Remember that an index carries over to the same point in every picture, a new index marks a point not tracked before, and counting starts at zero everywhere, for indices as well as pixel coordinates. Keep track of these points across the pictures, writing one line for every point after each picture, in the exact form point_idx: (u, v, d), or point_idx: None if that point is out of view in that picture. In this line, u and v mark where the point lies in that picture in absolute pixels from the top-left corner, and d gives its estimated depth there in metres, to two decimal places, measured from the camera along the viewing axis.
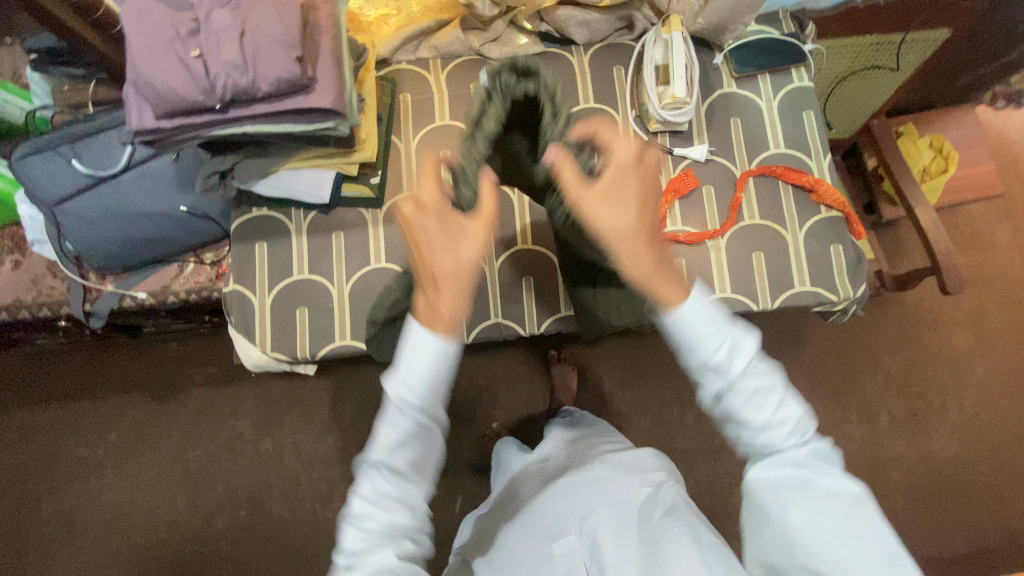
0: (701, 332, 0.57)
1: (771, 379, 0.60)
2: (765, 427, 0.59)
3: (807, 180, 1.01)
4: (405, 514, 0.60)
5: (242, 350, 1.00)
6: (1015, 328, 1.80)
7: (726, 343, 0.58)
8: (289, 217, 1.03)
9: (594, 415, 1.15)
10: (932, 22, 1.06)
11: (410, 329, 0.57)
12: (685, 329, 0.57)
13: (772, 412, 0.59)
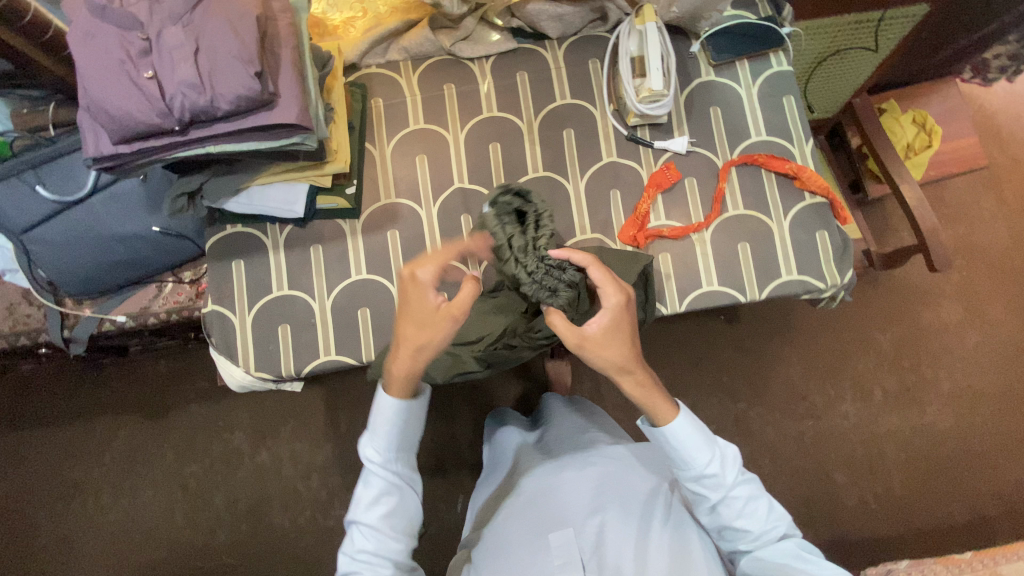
0: (695, 446, 0.78)
1: (749, 482, 0.79)
2: (752, 523, 0.77)
3: (789, 168, 1.00)
4: (388, 499, 0.79)
5: (225, 371, 0.98)
6: (1004, 298, 1.81)
7: (717, 458, 0.78)
8: (265, 233, 1.00)
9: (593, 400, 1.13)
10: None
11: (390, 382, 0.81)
12: (682, 442, 0.78)
13: (754, 509, 0.78)
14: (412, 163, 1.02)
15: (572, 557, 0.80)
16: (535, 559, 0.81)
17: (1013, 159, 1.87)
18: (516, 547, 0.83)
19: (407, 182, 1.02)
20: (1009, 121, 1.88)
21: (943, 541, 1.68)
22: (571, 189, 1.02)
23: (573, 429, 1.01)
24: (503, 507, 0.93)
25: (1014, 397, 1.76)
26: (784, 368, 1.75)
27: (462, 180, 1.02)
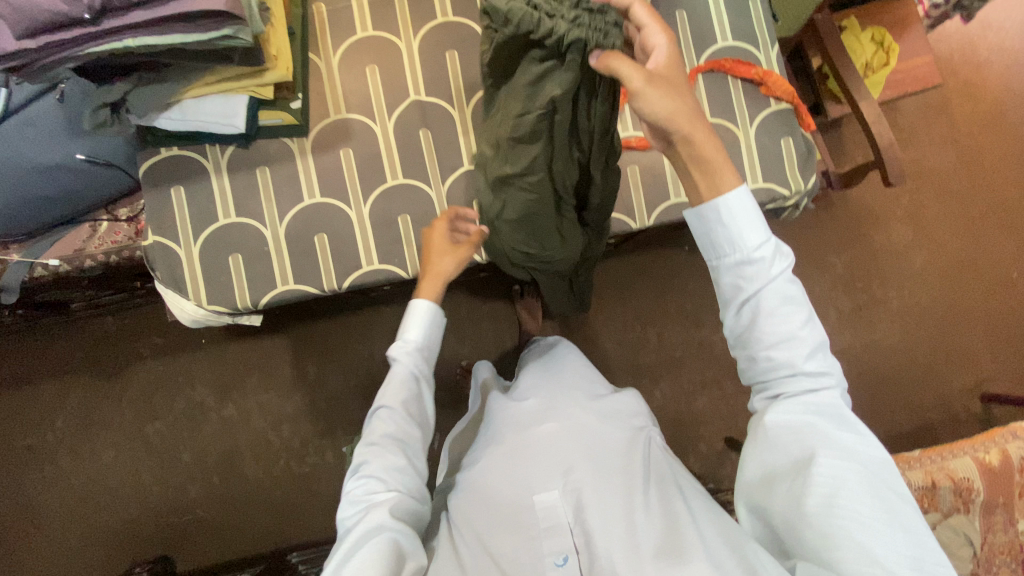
0: (742, 221, 0.58)
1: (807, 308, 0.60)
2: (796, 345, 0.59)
3: (755, 73, 0.98)
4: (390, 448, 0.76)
5: (174, 307, 0.92)
6: (949, 219, 1.90)
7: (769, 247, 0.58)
8: (206, 156, 0.93)
9: (570, 346, 1.15)
10: None
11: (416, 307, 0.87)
12: (726, 212, 0.58)
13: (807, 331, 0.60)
14: (363, 75, 0.96)
15: (558, 520, 0.81)
16: (520, 518, 0.83)
17: (963, 82, 1.91)
18: (503, 508, 0.85)
19: (359, 96, 0.95)
20: (958, 44, 1.91)
21: (888, 445, 1.83)
22: None
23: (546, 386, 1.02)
24: (483, 455, 0.94)
25: (956, 311, 1.89)
26: None
27: (418, 93, 0.96)
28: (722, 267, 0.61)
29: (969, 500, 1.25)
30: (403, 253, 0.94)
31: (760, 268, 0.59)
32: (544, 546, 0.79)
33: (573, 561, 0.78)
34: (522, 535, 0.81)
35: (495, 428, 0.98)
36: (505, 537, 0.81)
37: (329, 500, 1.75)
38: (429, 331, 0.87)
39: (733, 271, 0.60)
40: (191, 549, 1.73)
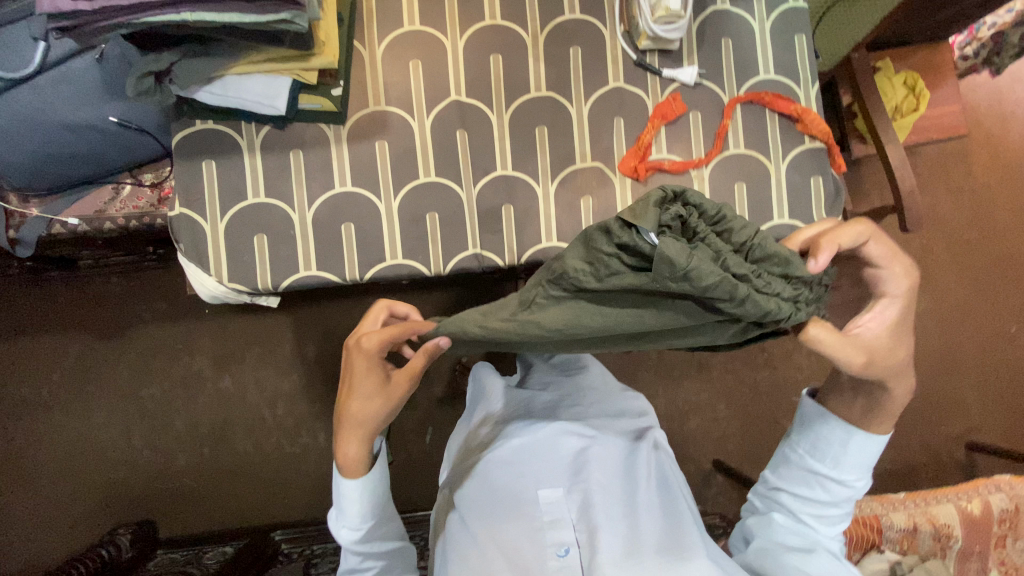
0: (836, 439, 0.74)
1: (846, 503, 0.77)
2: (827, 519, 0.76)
3: (794, 109, 0.98)
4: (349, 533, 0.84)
5: (194, 281, 0.91)
6: (956, 267, 1.92)
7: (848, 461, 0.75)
8: (240, 132, 0.92)
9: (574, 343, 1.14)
10: None
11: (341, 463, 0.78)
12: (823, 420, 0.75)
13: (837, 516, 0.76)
14: (406, 69, 0.96)
15: (561, 514, 0.82)
16: (523, 512, 0.83)
17: (985, 134, 1.93)
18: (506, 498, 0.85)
19: (399, 89, 0.95)
20: (985, 96, 1.93)
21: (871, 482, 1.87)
22: (574, 113, 0.98)
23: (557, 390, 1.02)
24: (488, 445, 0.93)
25: (950, 359, 1.92)
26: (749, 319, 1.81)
27: (458, 93, 0.96)
28: (799, 454, 0.77)
29: (947, 547, 1.27)
30: (428, 250, 0.95)
31: (838, 443, 0.74)
32: (548, 538, 0.80)
33: (576, 553, 0.79)
34: (529, 524, 0.81)
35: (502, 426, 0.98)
36: (512, 525, 0.81)
37: (316, 482, 1.76)
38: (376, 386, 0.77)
39: (812, 430, 0.76)
40: (174, 516, 1.73)
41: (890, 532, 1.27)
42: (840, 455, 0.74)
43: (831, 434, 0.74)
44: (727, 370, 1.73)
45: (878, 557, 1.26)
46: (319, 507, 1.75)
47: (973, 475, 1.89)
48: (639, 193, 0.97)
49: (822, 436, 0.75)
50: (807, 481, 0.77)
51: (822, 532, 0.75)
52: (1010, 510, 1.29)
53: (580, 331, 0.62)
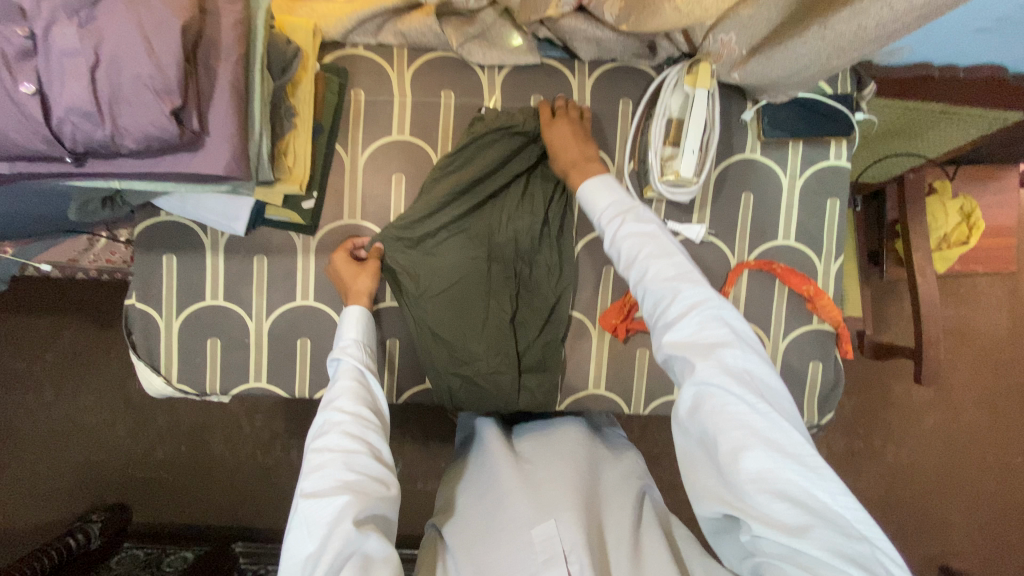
0: None
1: None
2: None
3: (807, 289, 0.87)
4: (343, 438, 0.66)
5: (143, 378, 0.89)
6: (972, 388, 1.82)
7: None
8: (204, 229, 0.88)
9: None
10: (990, 100, 0.91)
11: (347, 320, 0.78)
12: None
13: None
14: (388, 181, 0.88)
15: (556, 550, 0.67)
16: (515, 550, 0.69)
17: None
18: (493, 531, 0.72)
19: (377, 204, 0.88)
20: None
21: None
22: (557, 251, 0.88)
23: (548, 425, 0.91)
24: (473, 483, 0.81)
25: (947, 482, 1.83)
26: None
27: None
28: None
29: None
30: (384, 377, 0.90)
31: (665, 256, 0.65)
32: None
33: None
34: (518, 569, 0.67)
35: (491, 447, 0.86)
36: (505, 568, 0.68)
37: (285, 494, 1.80)
38: (367, 327, 0.78)
39: (655, 311, 0.65)
40: (148, 504, 1.81)
41: None
42: (687, 277, 0.64)
43: (657, 268, 0.64)
44: None
45: None
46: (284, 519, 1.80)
47: None
48: (618, 350, 0.90)
49: (657, 288, 0.64)
50: (725, 415, 0.57)
51: (799, 482, 0.55)
52: None
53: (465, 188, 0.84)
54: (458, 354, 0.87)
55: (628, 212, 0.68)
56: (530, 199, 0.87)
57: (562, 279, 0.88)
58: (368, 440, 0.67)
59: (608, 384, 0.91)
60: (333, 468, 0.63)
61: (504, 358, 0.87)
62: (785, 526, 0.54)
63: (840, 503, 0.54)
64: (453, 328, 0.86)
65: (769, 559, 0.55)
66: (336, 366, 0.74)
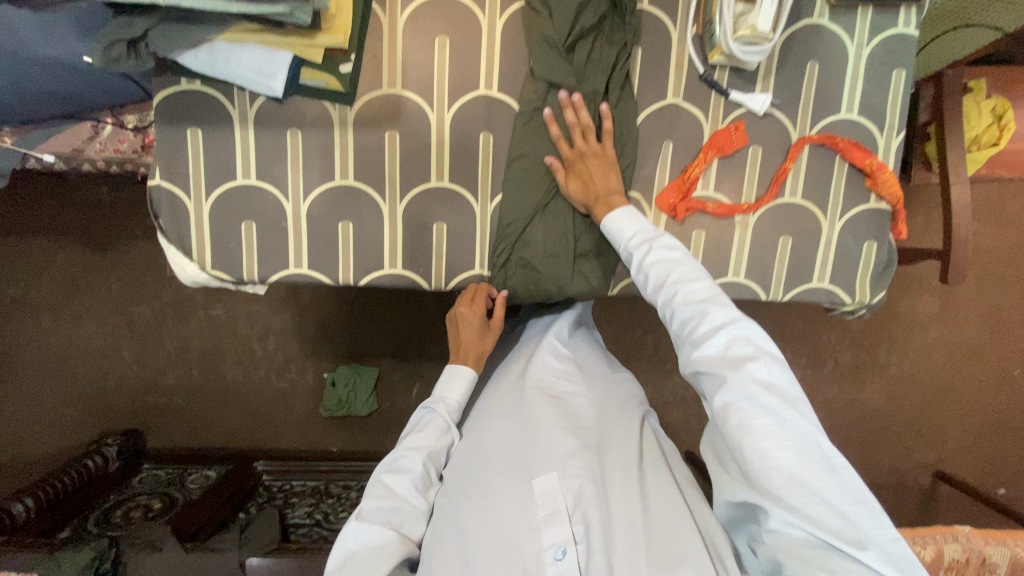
0: None
1: None
2: None
3: (869, 163, 0.85)
4: (405, 492, 0.79)
5: (175, 264, 0.83)
6: (981, 302, 1.85)
7: None
8: (232, 101, 0.80)
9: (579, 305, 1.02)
10: None
11: (453, 371, 0.88)
12: None
13: None
14: (430, 46, 0.80)
15: (557, 507, 0.72)
16: (519, 504, 0.73)
17: None
18: (500, 477, 0.76)
19: (419, 72, 0.81)
20: None
21: None
22: (614, 125, 0.83)
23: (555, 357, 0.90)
24: (479, 429, 0.84)
25: (946, 392, 1.91)
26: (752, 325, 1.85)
27: (489, 87, 0.81)
28: None
29: None
30: (430, 263, 0.86)
31: (695, 285, 0.72)
32: (542, 538, 0.70)
33: (573, 555, 0.68)
34: (521, 524, 0.71)
35: (498, 391, 0.88)
36: (508, 524, 0.72)
37: (302, 418, 1.79)
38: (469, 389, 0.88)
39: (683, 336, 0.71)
40: (161, 431, 1.78)
41: None
42: (711, 302, 0.70)
43: (689, 296, 0.71)
44: None
45: None
46: (302, 441, 1.80)
47: (932, 501, 1.95)
48: (673, 232, 0.87)
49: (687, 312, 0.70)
50: (749, 419, 0.62)
51: (822, 483, 0.58)
52: (960, 559, 1.41)
53: (533, 47, 0.79)
54: (516, 232, 0.84)
55: (657, 242, 0.76)
56: (597, 62, 0.81)
57: (620, 155, 0.83)
58: (425, 490, 0.81)
59: None
60: (385, 514, 0.77)
61: (561, 242, 0.85)
62: (808, 518, 0.58)
63: (856, 509, 0.58)
64: (510, 204, 0.83)
65: (786, 548, 0.60)
66: (426, 412, 0.87)
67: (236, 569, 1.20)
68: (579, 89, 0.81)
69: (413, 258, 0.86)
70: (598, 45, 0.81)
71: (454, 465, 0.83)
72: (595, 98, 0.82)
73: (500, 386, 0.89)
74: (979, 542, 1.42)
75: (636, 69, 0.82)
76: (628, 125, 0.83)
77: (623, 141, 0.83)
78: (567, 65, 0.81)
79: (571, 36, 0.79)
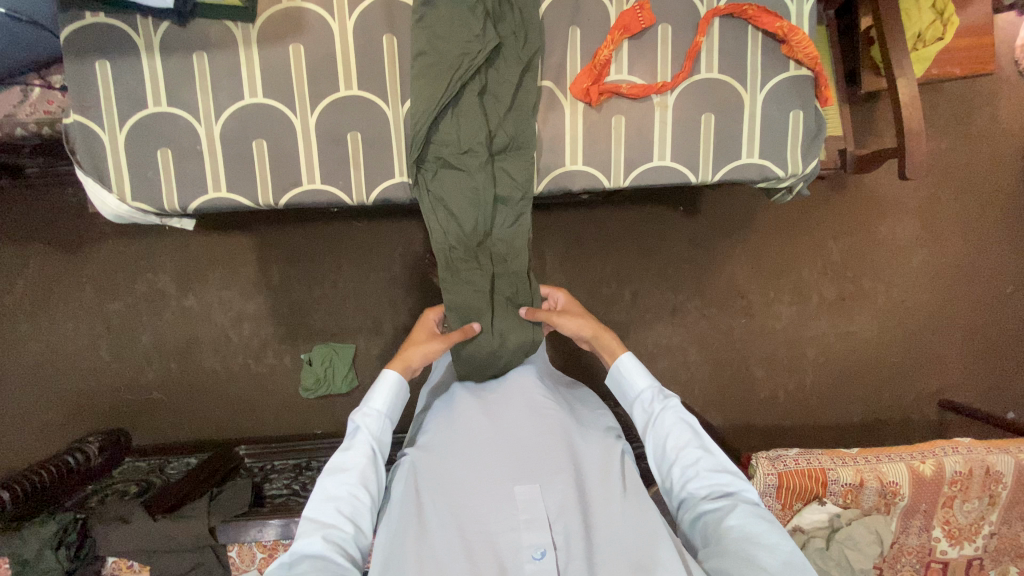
0: None
1: None
2: None
3: (779, 27, 0.84)
4: (337, 521, 0.70)
5: (96, 199, 0.84)
6: (963, 220, 1.77)
7: None
8: (135, 29, 0.81)
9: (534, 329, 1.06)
10: None
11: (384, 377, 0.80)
12: None
13: None
14: None
15: (541, 513, 0.71)
16: (499, 507, 0.72)
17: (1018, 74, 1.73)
18: (480, 481, 0.74)
19: None
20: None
21: (834, 434, 1.84)
22: (518, 13, 0.83)
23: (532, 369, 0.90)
24: (451, 429, 0.81)
25: (939, 318, 1.82)
26: (731, 265, 1.75)
27: None
28: None
29: (891, 502, 1.33)
30: (349, 175, 0.85)
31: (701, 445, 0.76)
32: (523, 540, 0.70)
33: (552, 557, 0.69)
34: (500, 524, 0.71)
35: (477, 398, 0.85)
36: (485, 524, 0.71)
37: (283, 402, 1.77)
38: (396, 399, 0.80)
39: (694, 488, 0.74)
40: (145, 428, 1.77)
41: (835, 485, 1.32)
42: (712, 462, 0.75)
43: (699, 459, 0.75)
44: (702, 315, 1.77)
45: (819, 508, 1.32)
46: (285, 425, 1.78)
47: (942, 432, 1.86)
48: (592, 120, 0.86)
49: (700, 474, 0.74)
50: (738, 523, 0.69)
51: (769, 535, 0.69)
52: (964, 471, 1.33)
53: None
54: (428, 134, 0.83)
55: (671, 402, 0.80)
56: None
57: (527, 41, 0.82)
58: (359, 516, 0.72)
59: (585, 161, 0.87)
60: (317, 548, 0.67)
61: (477, 135, 0.83)
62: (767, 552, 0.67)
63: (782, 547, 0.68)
64: (418, 102, 0.81)
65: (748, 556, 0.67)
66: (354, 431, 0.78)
67: (206, 536, 1.18)
68: None
69: (332, 172, 0.85)
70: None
71: (423, 460, 0.78)
72: None
73: (478, 396, 0.85)
74: (981, 451, 1.35)
75: None
76: (528, 10, 0.82)
77: (526, 26, 0.82)
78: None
79: None
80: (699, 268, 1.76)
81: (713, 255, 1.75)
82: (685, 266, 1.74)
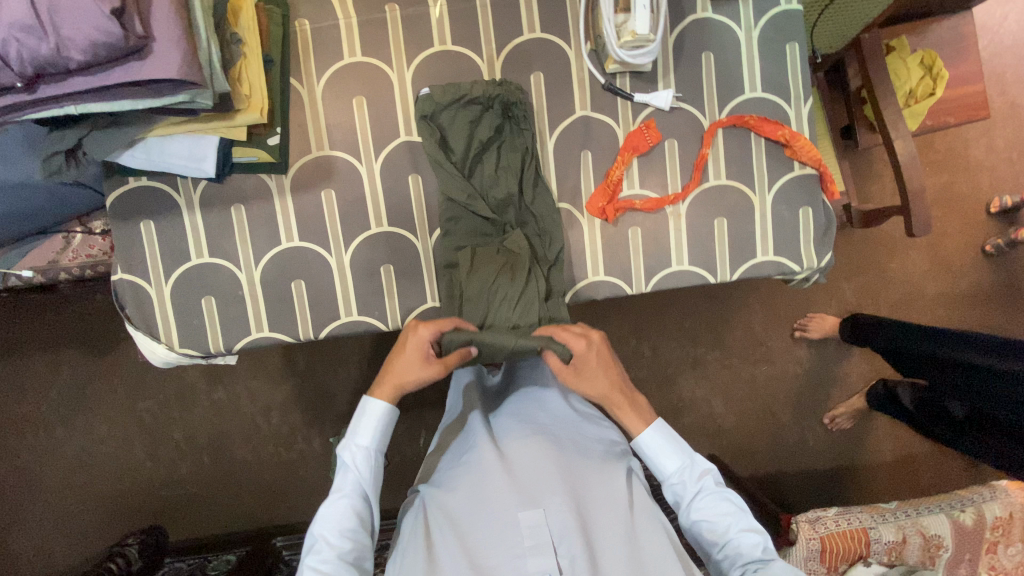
0: None
1: None
2: None
3: (781, 134, 0.88)
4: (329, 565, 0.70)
5: (145, 349, 0.89)
6: (973, 250, 1.77)
7: None
8: (176, 189, 0.86)
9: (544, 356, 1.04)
10: None
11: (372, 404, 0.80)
12: None
13: None
14: (348, 106, 0.86)
15: (545, 538, 0.70)
16: (504, 534, 0.71)
17: (1010, 103, 1.76)
18: (483, 508, 0.74)
19: (343, 131, 0.86)
20: (1010, 62, 1.75)
21: (868, 475, 1.81)
22: (537, 220, 0.89)
23: (536, 405, 0.90)
24: (458, 468, 0.81)
25: None
26: (746, 315, 1.77)
27: (409, 133, 0.87)
28: None
29: (936, 555, 1.32)
30: (383, 304, 0.89)
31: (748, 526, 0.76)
32: (528, 566, 0.69)
33: None
34: (506, 553, 0.70)
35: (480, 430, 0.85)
36: (492, 550, 0.70)
37: (314, 487, 1.78)
38: (381, 429, 0.80)
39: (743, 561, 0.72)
40: (181, 524, 1.78)
41: (877, 544, 1.30)
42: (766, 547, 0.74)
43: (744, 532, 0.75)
44: (723, 366, 1.78)
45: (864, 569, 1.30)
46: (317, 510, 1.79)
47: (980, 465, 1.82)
48: (609, 235, 0.90)
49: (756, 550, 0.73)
50: None
51: None
52: (1005, 517, 1.33)
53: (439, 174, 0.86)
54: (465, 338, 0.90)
55: (707, 476, 0.81)
56: (502, 166, 0.88)
57: (551, 244, 0.89)
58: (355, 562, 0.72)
59: (606, 271, 0.90)
60: None
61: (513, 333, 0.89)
62: None
63: None
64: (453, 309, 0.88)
65: None
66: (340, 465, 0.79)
67: None
68: (494, 198, 0.88)
69: (366, 304, 0.89)
70: (502, 154, 0.89)
71: (434, 500, 0.79)
72: (509, 197, 0.88)
73: (483, 427, 0.85)
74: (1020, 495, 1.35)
75: (540, 161, 0.89)
76: (548, 208, 0.89)
77: (548, 227, 0.89)
78: (476, 178, 0.88)
79: (471, 149, 0.87)
80: (715, 321, 1.77)
81: (728, 305, 1.77)
82: (701, 321, 1.76)
